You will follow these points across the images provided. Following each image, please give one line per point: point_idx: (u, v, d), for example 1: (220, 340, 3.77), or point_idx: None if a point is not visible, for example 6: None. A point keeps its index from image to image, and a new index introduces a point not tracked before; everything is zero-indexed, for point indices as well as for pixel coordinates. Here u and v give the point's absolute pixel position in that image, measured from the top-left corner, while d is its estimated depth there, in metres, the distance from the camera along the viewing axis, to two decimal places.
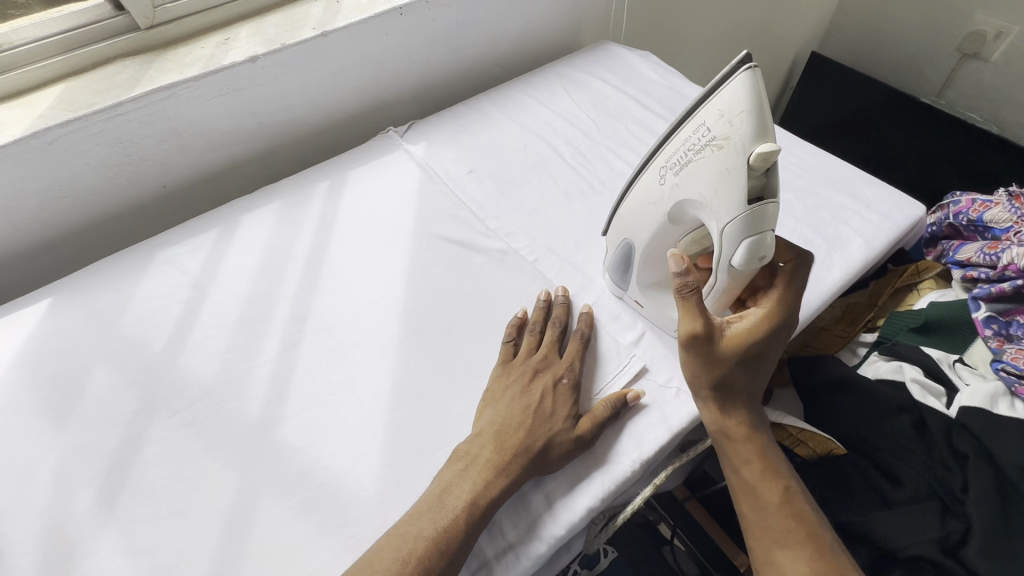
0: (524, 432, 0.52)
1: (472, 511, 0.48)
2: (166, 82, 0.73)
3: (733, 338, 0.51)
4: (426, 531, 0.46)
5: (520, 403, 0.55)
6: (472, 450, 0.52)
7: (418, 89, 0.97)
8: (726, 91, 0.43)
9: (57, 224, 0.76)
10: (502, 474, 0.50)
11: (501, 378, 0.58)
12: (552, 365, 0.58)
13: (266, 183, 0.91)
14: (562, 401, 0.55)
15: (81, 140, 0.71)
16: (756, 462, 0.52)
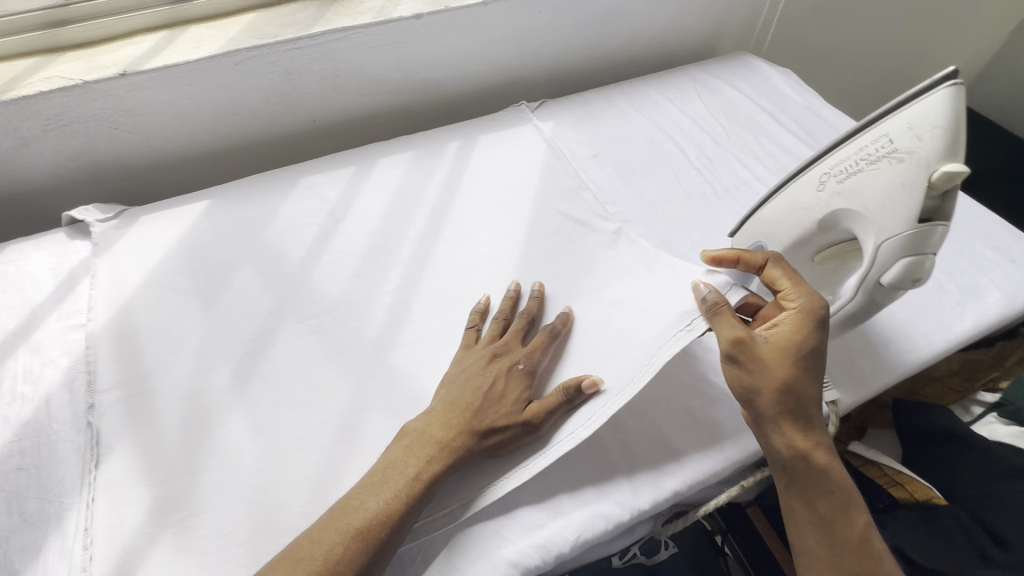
0: (473, 411, 0.53)
1: (416, 488, 0.49)
2: (341, 25, 0.79)
3: (781, 342, 0.50)
4: (367, 505, 0.48)
5: (474, 384, 0.56)
6: (429, 436, 0.52)
7: (554, 70, 1.00)
8: (920, 105, 0.44)
9: (222, 137, 0.84)
10: (445, 451, 0.51)
11: (461, 362, 0.59)
12: (510, 352, 0.58)
13: (397, 135, 0.97)
14: (514, 386, 0.55)
15: (261, 66, 0.78)
16: (829, 487, 0.50)
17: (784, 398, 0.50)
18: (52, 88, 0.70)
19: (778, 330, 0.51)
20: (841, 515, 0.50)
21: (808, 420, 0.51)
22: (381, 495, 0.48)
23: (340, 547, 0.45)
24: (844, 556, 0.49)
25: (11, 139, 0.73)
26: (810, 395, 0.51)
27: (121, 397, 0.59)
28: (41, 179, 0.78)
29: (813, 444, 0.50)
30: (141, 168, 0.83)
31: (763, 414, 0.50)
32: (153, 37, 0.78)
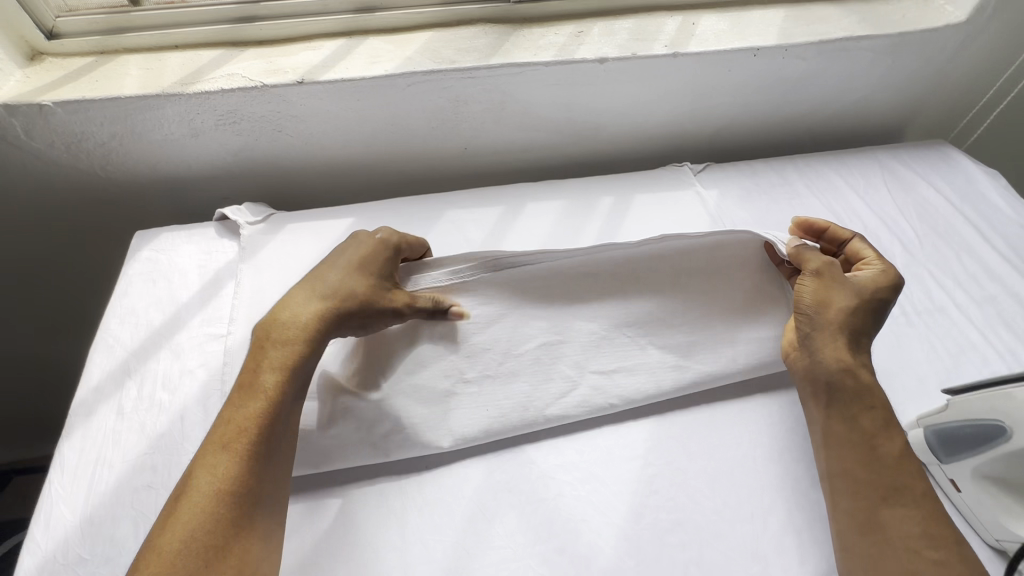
0: (345, 293, 0.57)
1: (282, 366, 0.53)
2: (521, 60, 0.74)
3: (863, 283, 0.60)
4: (247, 420, 0.50)
5: (319, 271, 0.59)
6: (292, 316, 0.55)
7: (722, 130, 0.91)
8: None
9: (374, 152, 0.82)
10: (292, 344, 0.54)
11: (333, 259, 0.60)
12: (363, 238, 0.61)
13: (540, 173, 0.91)
14: (366, 273, 0.59)
15: (432, 90, 0.75)
16: (869, 407, 0.55)
17: (845, 323, 0.57)
18: (233, 87, 0.70)
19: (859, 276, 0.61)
20: (874, 435, 0.53)
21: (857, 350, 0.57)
22: (257, 376, 0.52)
23: (225, 467, 0.47)
24: (880, 468, 0.52)
25: (185, 128, 0.73)
26: (866, 332, 0.58)
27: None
28: (200, 167, 0.79)
29: (862, 369, 0.56)
30: (292, 170, 0.82)
31: (818, 327, 0.58)
32: (332, 43, 0.76)
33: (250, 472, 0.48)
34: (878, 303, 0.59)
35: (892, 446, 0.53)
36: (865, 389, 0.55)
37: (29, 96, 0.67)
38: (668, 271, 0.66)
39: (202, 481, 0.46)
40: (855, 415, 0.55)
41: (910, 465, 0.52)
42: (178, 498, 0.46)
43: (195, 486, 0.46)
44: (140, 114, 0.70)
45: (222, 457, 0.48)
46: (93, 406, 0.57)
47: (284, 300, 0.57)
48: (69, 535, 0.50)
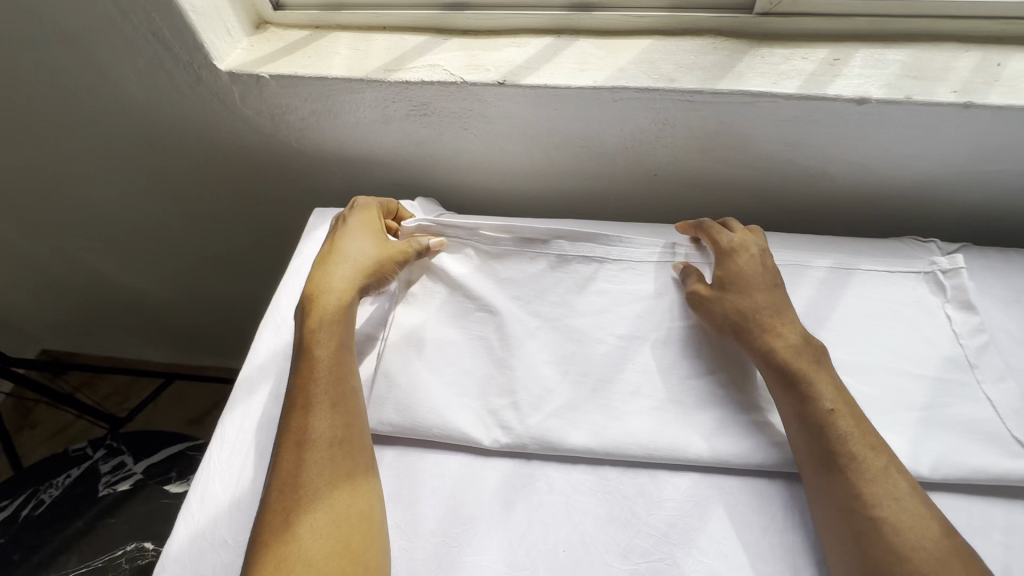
0: (369, 263, 0.61)
1: (327, 320, 0.57)
2: (755, 89, 0.62)
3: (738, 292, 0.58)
4: (317, 379, 0.54)
5: (337, 239, 0.63)
6: (316, 293, 0.59)
7: (989, 202, 0.71)
8: None
9: (554, 163, 0.75)
10: (336, 305, 0.58)
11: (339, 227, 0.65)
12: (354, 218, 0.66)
13: (730, 212, 0.79)
14: (358, 234, 0.63)
15: (639, 108, 0.65)
16: (806, 393, 0.51)
17: (751, 310, 0.57)
18: (433, 79, 0.66)
19: (736, 237, 0.62)
20: (812, 417, 0.50)
21: (776, 331, 0.55)
22: (312, 338, 0.56)
23: (310, 423, 0.51)
24: (871, 502, 0.46)
25: (377, 114, 0.72)
26: (773, 303, 0.57)
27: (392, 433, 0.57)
28: (381, 152, 0.78)
29: (788, 350, 0.54)
30: (466, 168, 0.78)
31: (743, 323, 0.56)
32: (539, 42, 0.70)
33: (333, 422, 0.51)
34: (755, 303, 0.57)
35: (851, 436, 0.49)
36: (786, 371, 0.53)
37: (251, 66, 0.69)
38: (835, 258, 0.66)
39: (292, 434, 0.51)
40: (796, 405, 0.51)
41: (859, 443, 0.48)
42: (282, 449, 0.51)
43: (294, 441, 0.51)
44: (341, 96, 0.70)
45: (306, 410, 0.52)
46: (255, 384, 0.60)
47: (312, 279, 0.60)
48: (217, 511, 0.52)
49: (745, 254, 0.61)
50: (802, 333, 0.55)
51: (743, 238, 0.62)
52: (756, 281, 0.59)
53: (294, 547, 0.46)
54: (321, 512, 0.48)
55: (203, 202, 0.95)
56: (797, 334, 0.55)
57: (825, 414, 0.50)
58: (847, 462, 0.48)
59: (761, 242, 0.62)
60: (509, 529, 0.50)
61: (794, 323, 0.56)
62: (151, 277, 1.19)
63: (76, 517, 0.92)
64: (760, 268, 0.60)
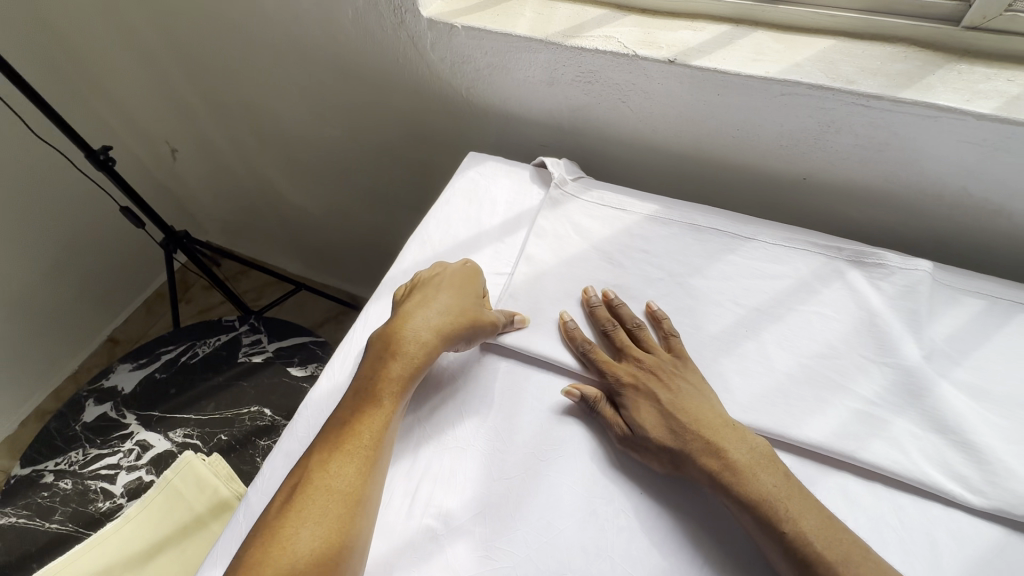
0: (453, 323, 0.59)
1: (402, 375, 0.56)
2: (943, 103, 0.59)
3: (656, 414, 0.54)
4: (362, 417, 0.54)
5: (428, 293, 0.62)
6: (394, 329, 0.59)
7: None
8: None
9: (701, 149, 0.77)
10: (419, 359, 0.57)
11: (431, 278, 0.64)
12: (450, 276, 0.64)
13: (877, 233, 0.76)
14: (452, 290, 0.62)
15: (806, 106, 0.65)
16: (765, 512, 0.47)
17: (686, 432, 0.52)
18: (607, 49, 0.71)
19: (671, 387, 0.56)
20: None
21: (716, 446, 0.51)
22: (374, 385, 0.55)
23: (343, 454, 0.51)
24: None
25: (545, 76, 0.78)
26: (700, 409, 0.54)
27: (507, 346, 0.62)
28: (537, 113, 0.85)
29: (741, 472, 0.49)
30: (613, 140, 0.82)
31: (678, 454, 0.51)
32: (715, 28, 0.72)
33: (360, 463, 0.51)
34: (683, 423, 0.53)
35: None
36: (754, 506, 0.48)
37: (446, 16, 0.78)
38: (992, 300, 0.62)
39: (321, 464, 0.51)
40: (756, 523, 0.47)
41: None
42: (304, 474, 0.50)
43: (310, 480, 0.49)
44: (518, 53, 0.77)
45: (335, 456, 0.51)
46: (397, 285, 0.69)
47: (401, 320, 0.60)
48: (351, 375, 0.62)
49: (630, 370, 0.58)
50: (740, 444, 0.51)
51: (687, 385, 0.56)
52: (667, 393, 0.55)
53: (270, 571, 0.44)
54: (299, 558, 0.45)
55: (370, 134, 1.08)
56: (751, 459, 0.50)
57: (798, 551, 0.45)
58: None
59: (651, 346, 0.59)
60: (595, 459, 0.54)
61: (725, 429, 0.53)
62: (310, 195, 1.38)
63: (218, 373, 1.12)
64: (656, 378, 0.57)
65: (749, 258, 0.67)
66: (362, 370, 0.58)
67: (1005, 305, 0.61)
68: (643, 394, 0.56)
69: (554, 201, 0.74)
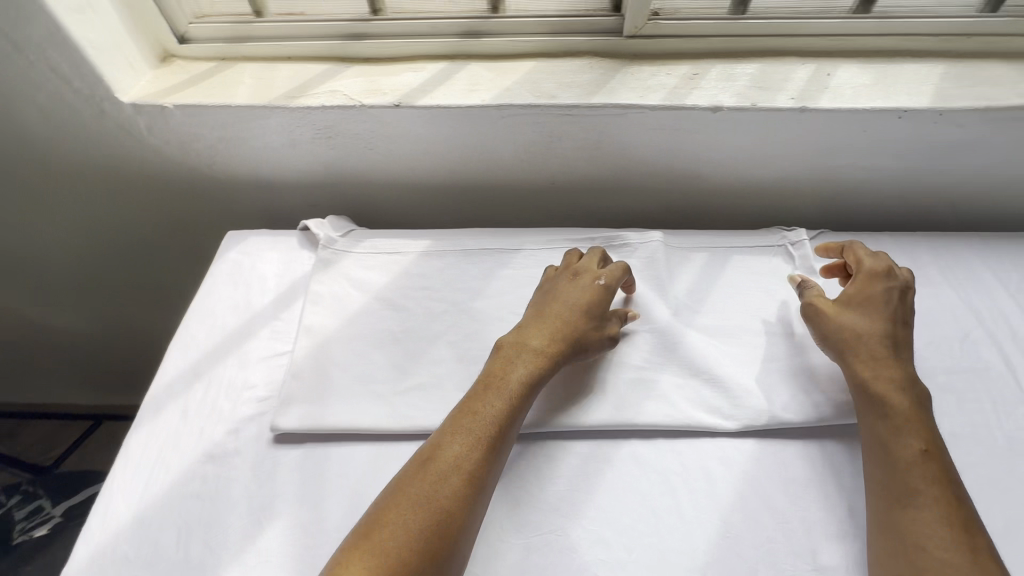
0: (570, 321, 0.61)
1: (525, 380, 0.57)
2: (625, 101, 0.69)
3: (542, 342, 0.60)
4: (486, 416, 0.54)
5: (554, 292, 0.65)
6: (547, 318, 0.62)
7: (844, 194, 0.81)
8: None
9: (458, 177, 0.81)
10: (541, 360, 0.58)
11: (569, 281, 0.66)
12: (584, 282, 0.65)
13: (625, 215, 0.86)
14: (591, 303, 0.63)
15: (525, 123, 0.72)
16: (871, 396, 0.55)
17: (560, 349, 0.60)
18: (334, 103, 0.71)
19: (840, 323, 0.60)
20: (904, 506, 0.49)
21: (544, 341, 0.60)
22: (502, 386, 0.56)
23: (467, 449, 0.51)
24: (930, 524, 0.47)
25: (284, 139, 0.76)
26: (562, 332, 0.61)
27: (300, 431, 0.58)
28: (294, 174, 0.82)
29: (542, 335, 0.60)
30: (378, 186, 0.83)
31: (522, 360, 0.58)
32: (434, 67, 0.76)
33: (482, 466, 0.51)
34: (556, 345, 0.60)
35: (943, 536, 0.47)
36: (885, 451, 0.52)
37: (155, 96, 0.72)
38: (711, 250, 0.74)
39: (444, 452, 0.51)
40: (874, 436, 0.54)
41: (937, 480, 0.50)
42: (430, 454, 0.51)
43: (434, 461, 0.50)
44: (247, 121, 0.73)
45: (460, 448, 0.51)
46: (161, 403, 0.60)
47: (512, 331, 0.62)
48: (118, 528, 0.52)
49: (548, 311, 0.63)
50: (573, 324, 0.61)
51: (843, 320, 0.60)
52: (541, 333, 0.61)
53: (372, 549, 0.45)
54: (396, 549, 0.45)
55: (121, 232, 0.95)
56: (927, 438, 0.52)
57: (924, 456, 0.51)
58: (935, 560, 0.46)
59: (583, 281, 0.65)
60: None
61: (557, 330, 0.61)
62: (73, 316, 1.16)
63: None
64: (573, 303, 0.63)
65: (519, 268, 0.72)
66: (493, 358, 0.60)
67: (720, 251, 0.74)
68: (525, 342, 0.60)
69: (326, 262, 0.72)
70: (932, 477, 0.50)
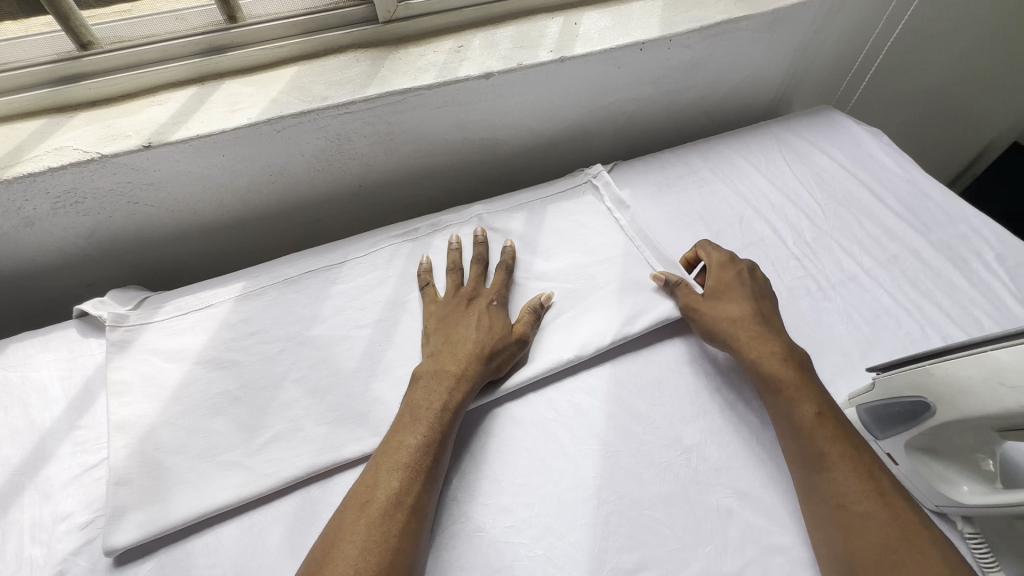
0: (477, 337, 0.60)
1: (448, 405, 0.55)
2: (400, 86, 0.68)
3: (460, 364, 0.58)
4: (410, 438, 0.53)
5: (449, 315, 0.63)
6: (451, 336, 0.61)
7: (623, 126, 0.90)
8: None
9: (255, 205, 0.74)
10: (461, 381, 0.57)
11: (454, 298, 0.65)
12: (472, 297, 0.65)
13: (445, 196, 0.87)
14: (495, 317, 0.63)
15: (307, 132, 0.68)
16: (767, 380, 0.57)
17: (480, 368, 0.58)
18: (63, 162, 0.59)
19: (714, 314, 0.63)
20: (819, 470, 0.51)
21: (464, 359, 0.58)
22: (423, 410, 0.55)
23: (393, 476, 0.50)
24: (848, 484, 0.49)
25: (14, 219, 0.62)
26: (477, 344, 0.59)
27: (146, 541, 0.50)
28: (48, 256, 0.68)
29: (457, 358, 0.58)
30: (165, 239, 0.73)
31: (439, 391, 0.56)
32: (181, 94, 0.67)
33: (409, 488, 0.49)
34: (471, 367, 0.58)
35: (860, 494, 0.49)
36: (792, 427, 0.54)
37: None
38: (531, 207, 0.78)
39: (371, 486, 0.49)
40: (778, 410, 0.56)
41: (837, 439, 0.52)
42: (355, 493, 0.50)
43: (362, 501, 0.49)
44: None
45: (384, 479, 0.50)
46: None
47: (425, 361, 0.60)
48: None
49: (450, 330, 0.62)
50: (484, 340, 0.60)
51: (716, 310, 0.63)
52: (459, 356, 0.59)
53: None
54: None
55: None
56: (820, 400, 0.55)
57: (820, 418, 0.53)
58: (857, 516, 0.47)
59: (468, 296, 0.65)
60: None
61: (473, 345, 0.59)
62: None
63: None
64: (474, 322, 0.62)
65: (351, 279, 0.69)
66: (410, 391, 0.57)
67: (537, 206, 0.78)
68: (443, 365, 0.58)
69: (121, 343, 0.61)
70: (835, 438, 0.52)
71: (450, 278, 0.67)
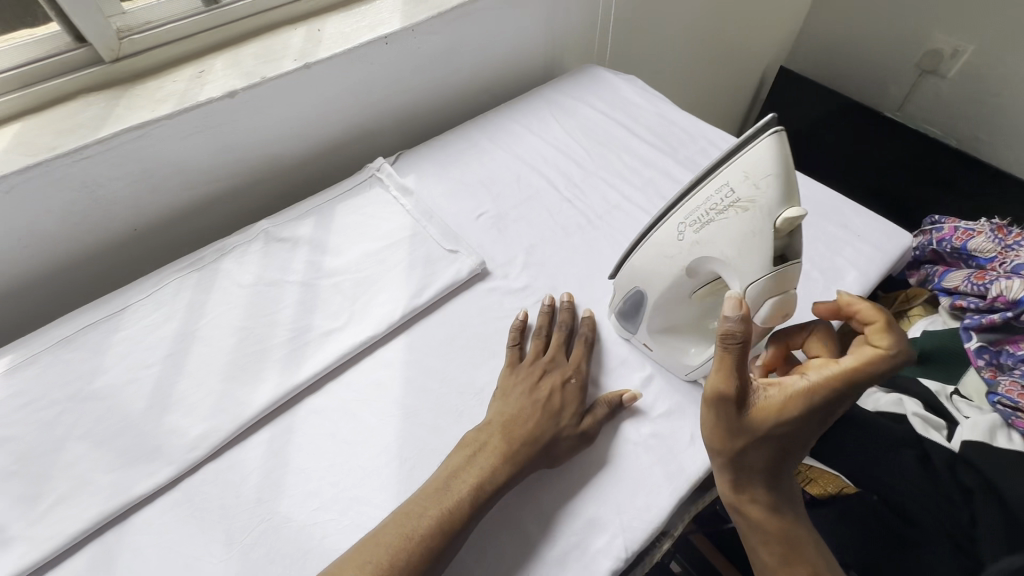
0: (540, 418, 0.55)
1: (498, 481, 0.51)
2: (137, 121, 0.68)
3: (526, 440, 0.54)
4: (430, 510, 0.49)
5: (507, 395, 0.58)
6: (517, 416, 0.56)
7: (404, 117, 0.94)
8: (754, 153, 0.47)
9: (14, 273, 0.70)
10: (507, 462, 0.52)
11: (511, 375, 0.60)
12: (524, 371, 0.60)
13: (240, 220, 0.87)
14: (570, 398, 0.58)
15: (43, 187, 0.65)
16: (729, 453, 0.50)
17: (534, 450, 0.54)
18: None
19: (717, 395, 0.48)
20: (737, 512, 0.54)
21: (522, 441, 0.54)
22: (474, 479, 0.51)
23: (396, 553, 0.46)
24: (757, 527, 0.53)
25: None
26: (530, 424, 0.55)
27: None
28: None
29: (480, 453, 0.53)
30: None
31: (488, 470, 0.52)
32: None
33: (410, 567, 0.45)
34: (523, 451, 0.53)
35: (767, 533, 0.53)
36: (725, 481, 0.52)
37: None
38: (321, 210, 0.80)
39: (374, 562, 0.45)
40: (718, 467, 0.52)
41: (760, 486, 0.52)
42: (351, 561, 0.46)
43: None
44: None
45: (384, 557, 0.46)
46: None
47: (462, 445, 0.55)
48: None
49: (532, 409, 0.56)
50: (529, 419, 0.55)
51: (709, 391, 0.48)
52: (498, 437, 0.54)
53: None
54: None
55: None
56: (770, 461, 0.51)
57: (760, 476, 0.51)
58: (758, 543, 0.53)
59: (552, 370, 0.60)
60: None
61: (540, 425, 0.55)
62: None
63: None
64: (555, 396, 0.58)
65: (133, 323, 0.67)
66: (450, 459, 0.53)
67: (325, 208, 0.80)
68: (487, 448, 0.53)
69: None
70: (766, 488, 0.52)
71: (514, 355, 0.63)
